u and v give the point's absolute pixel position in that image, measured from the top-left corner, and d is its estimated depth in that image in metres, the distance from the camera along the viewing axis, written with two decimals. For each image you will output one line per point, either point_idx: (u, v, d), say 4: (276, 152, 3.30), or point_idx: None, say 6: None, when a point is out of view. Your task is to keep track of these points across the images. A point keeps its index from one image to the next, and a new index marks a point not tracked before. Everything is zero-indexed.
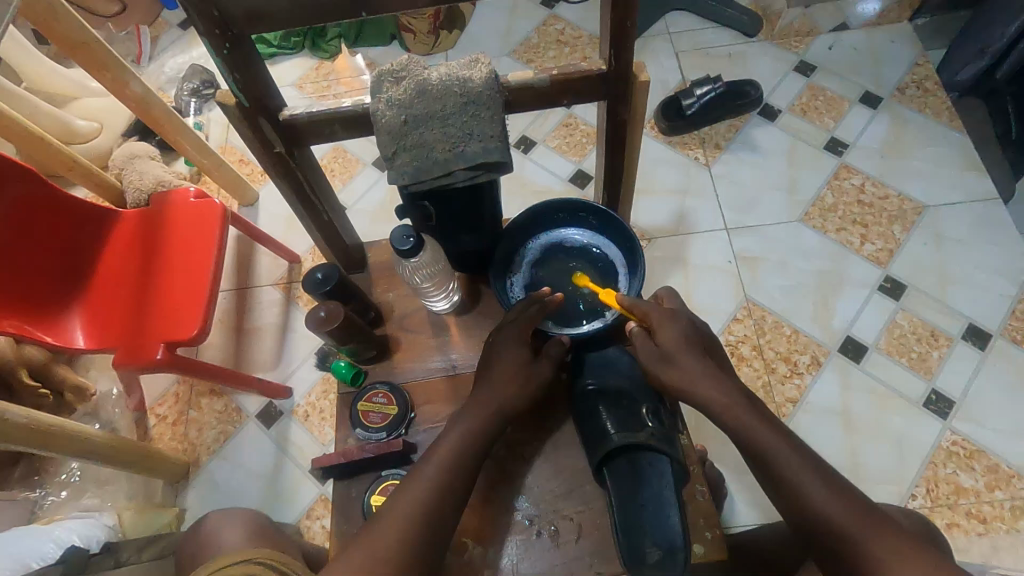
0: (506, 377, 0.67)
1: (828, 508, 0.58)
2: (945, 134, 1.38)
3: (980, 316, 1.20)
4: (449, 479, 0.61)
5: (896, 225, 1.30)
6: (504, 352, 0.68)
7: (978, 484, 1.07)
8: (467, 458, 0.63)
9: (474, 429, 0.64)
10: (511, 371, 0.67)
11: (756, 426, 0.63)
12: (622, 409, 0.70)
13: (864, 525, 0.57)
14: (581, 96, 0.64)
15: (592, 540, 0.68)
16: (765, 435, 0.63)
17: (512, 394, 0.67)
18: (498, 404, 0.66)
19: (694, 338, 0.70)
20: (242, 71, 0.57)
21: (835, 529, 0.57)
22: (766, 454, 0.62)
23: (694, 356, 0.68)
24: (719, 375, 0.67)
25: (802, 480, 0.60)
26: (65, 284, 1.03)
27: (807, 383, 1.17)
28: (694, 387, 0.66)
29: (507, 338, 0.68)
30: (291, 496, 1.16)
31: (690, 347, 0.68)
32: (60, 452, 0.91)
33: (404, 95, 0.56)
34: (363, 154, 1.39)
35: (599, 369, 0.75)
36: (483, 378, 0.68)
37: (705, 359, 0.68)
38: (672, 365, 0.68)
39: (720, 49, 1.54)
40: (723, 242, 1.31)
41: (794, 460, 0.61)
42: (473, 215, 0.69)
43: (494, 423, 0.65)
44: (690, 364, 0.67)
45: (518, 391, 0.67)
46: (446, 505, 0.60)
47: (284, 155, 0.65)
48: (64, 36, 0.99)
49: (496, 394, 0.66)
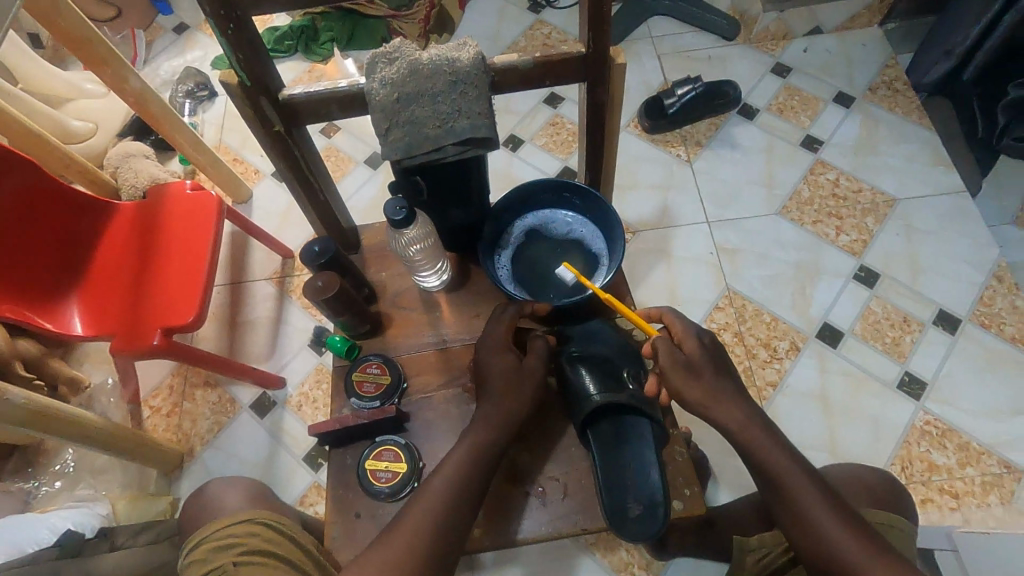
0: (506, 382, 0.69)
1: (824, 525, 0.61)
2: (915, 132, 1.45)
3: (949, 302, 1.25)
4: (457, 487, 0.63)
5: (869, 217, 1.35)
6: (493, 360, 0.70)
7: (950, 461, 1.11)
8: (472, 468, 0.64)
9: (476, 440, 0.66)
10: (509, 375, 0.69)
11: (741, 419, 0.67)
12: (604, 369, 0.72)
13: (855, 544, 0.60)
14: (563, 79, 0.68)
15: (577, 499, 0.71)
16: (759, 439, 0.66)
17: (512, 400, 0.68)
18: (502, 412, 0.68)
19: (712, 349, 0.72)
20: (245, 51, 0.61)
21: (826, 542, 0.61)
22: (763, 460, 0.66)
23: (713, 370, 0.69)
24: (724, 387, 0.69)
25: (804, 496, 0.63)
26: (65, 274, 1.05)
27: (786, 367, 1.21)
28: (700, 390, 0.68)
29: (492, 348, 0.71)
30: (286, 483, 1.18)
31: (709, 359, 0.70)
32: (59, 435, 0.93)
33: (397, 75, 0.60)
34: (355, 153, 1.43)
35: (582, 339, 0.76)
36: (484, 390, 0.69)
37: (713, 361, 0.70)
38: (688, 374, 0.69)
39: (700, 52, 1.61)
40: (705, 234, 1.36)
41: (795, 475, 0.64)
42: (463, 189, 0.72)
43: (500, 429, 0.67)
44: (697, 358, 0.69)
45: (520, 401, 0.69)
46: (455, 513, 0.62)
47: (283, 134, 0.69)
48: (66, 31, 1.02)
49: (498, 403, 0.68)
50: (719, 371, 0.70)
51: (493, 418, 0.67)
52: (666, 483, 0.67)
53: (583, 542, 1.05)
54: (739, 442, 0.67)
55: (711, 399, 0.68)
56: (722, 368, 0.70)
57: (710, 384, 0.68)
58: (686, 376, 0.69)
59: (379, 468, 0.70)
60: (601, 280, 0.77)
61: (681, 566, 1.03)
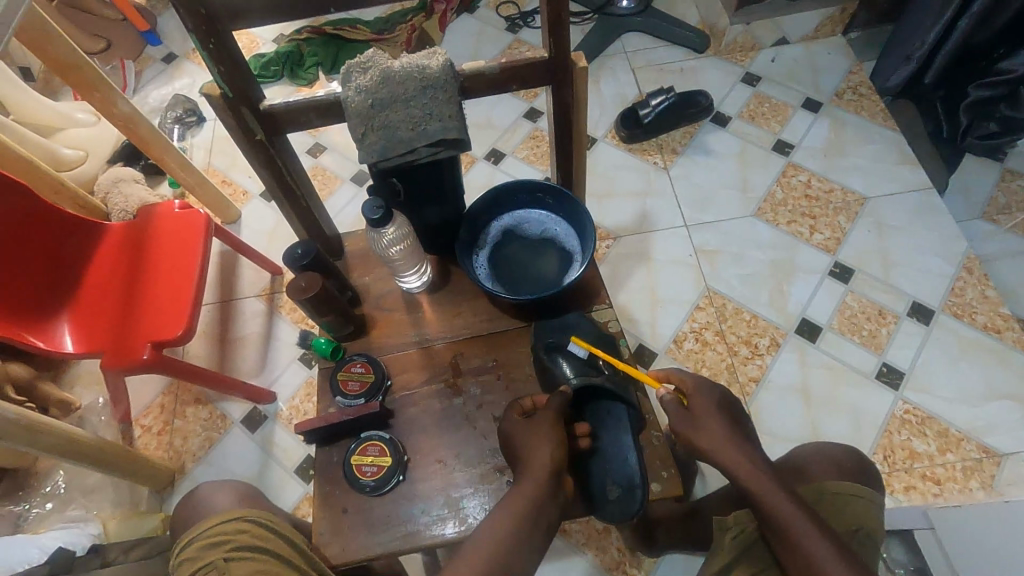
0: (530, 433, 0.68)
1: (791, 521, 0.64)
2: (881, 133, 1.50)
3: (922, 294, 1.29)
4: (509, 535, 0.61)
5: (841, 216, 1.40)
6: (520, 430, 0.69)
7: (931, 448, 1.13)
8: (523, 516, 0.62)
9: (524, 491, 0.64)
10: (527, 426, 0.69)
11: (710, 431, 0.72)
12: (581, 358, 0.75)
13: (817, 537, 0.63)
14: (528, 83, 0.71)
15: None
16: (732, 454, 0.70)
17: (545, 449, 0.66)
18: (541, 464, 0.65)
19: (724, 405, 0.76)
20: (227, 64, 0.64)
21: (789, 535, 0.64)
22: (733, 471, 0.69)
23: (720, 420, 0.74)
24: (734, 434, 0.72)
25: (768, 497, 0.66)
26: (55, 293, 1.07)
27: (767, 363, 1.24)
28: (710, 438, 0.72)
29: (511, 423, 0.70)
30: (278, 494, 1.18)
31: (718, 413, 0.74)
32: (51, 450, 0.94)
33: (370, 83, 0.63)
34: (341, 171, 1.47)
35: (558, 330, 0.78)
36: (519, 444, 0.68)
37: (720, 414, 0.74)
38: (698, 428, 0.73)
39: (673, 64, 1.67)
40: (684, 237, 1.40)
41: (775, 495, 0.66)
42: (438, 188, 0.75)
43: (544, 478, 0.64)
44: (705, 413, 0.74)
45: (556, 446, 0.66)
46: (511, 560, 0.60)
47: (265, 142, 0.72)
48: (56, 58, 1.06)
49: (537, 457, 0.66)
50: (726, 418, 0.75)
51: (537, 467, 0.65)
52: (643, 466, 0.70)
53: (574, 542, 1.06)
54: (736, 476, 0.69)
55: (719, 448, 0.71)
56: (734, 422, 0.75)
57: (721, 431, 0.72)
58: (694, 430, 0.73)
59: (364, 463, 0.71)
60: (575, 273, 0.79)
61: (672, 562, 1.03)
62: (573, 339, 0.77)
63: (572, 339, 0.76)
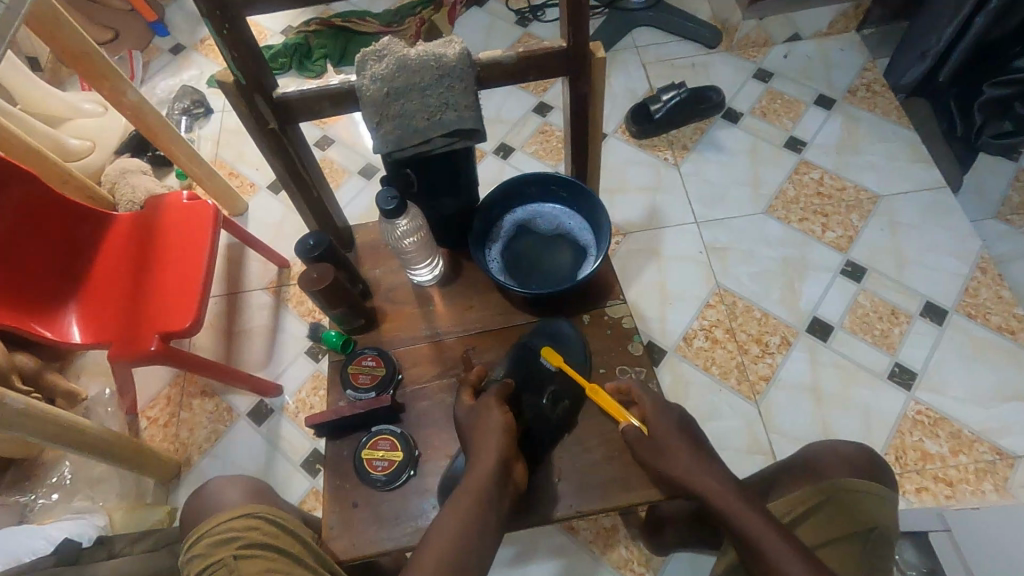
0: (481, 425, 0.67)
1: (767, 544, 0.60)
2: (895, 131, 1.48)
3: (936, 293, 1.27)
4: (472, 521, 0.60)
5: (854, 214, 1.38)
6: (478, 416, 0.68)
7: (943, 449, 1.12)
8: (482, 501, 0.62)
9: (482, 479, 0.63)
10: (477, 417, 0.68)
11: (676, 452, 0.68)
12: (522, 350, 0.77)
13: (797, 562, 0.59)
14: (545, 73, 0.70)
15: (572, 483, 0.72)
16: (701, 478, 0.66)
17: (493, 441, 0.65)
18: (488, 456, 0.64)
19: (685, 428, 0.71)
20: (240, 51, 0.64)
21: (768, 562, 0.60)
22: (704, 497, 0.66)
23: (682, 442, 0.69)
24: (703, 459, 0.68)
25: (743, 521, 0.62)
26: (63, 283, 1.06)
27: (778, 361, 1.23)
28: (675, 464, 0.68)
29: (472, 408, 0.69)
30: (284, 488, 1.18)
31: (680, 436, 0.69)
32: (56, 440, 0.93)
33: (386, 71, 0.62)
34: (350, 165, 1.46)
35: (547, 334, 0.78)
36: (469, 435, 0.67)
37: (684, 438, 0.69)
38: (663, 454, 0.68)
39: (683, 59, 1.65)
40: (694, 233, 1.39)
41: (749, 515, 0.62)
42: (453, 179, 0.74)
43: (492, 471, 0.64)
44: (667, 438, 0.69)
45: (507, 443, 0.66)
46: (469, 542, 0.59)
47: (277, 131, 0.71)
48: (65, 46, 1.05)
49: (484, 449, 0.65)
50: (693, 442, 0.70)
51: (489, 459, 0.64)
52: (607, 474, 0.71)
53: (582, 539, 1.05)
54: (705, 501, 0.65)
55: (685, 472, 0.67)
56: (699, 444, 0.70)
57: (684, 457, 0.68)
58: (657, 455, 0.68)
59: (375, 457, 0.71)
60: (589, 268, 0.78)
61: (680, 561, 1.03)
62: (550, 355, 0.76)
63: (544, 351, 0.76)
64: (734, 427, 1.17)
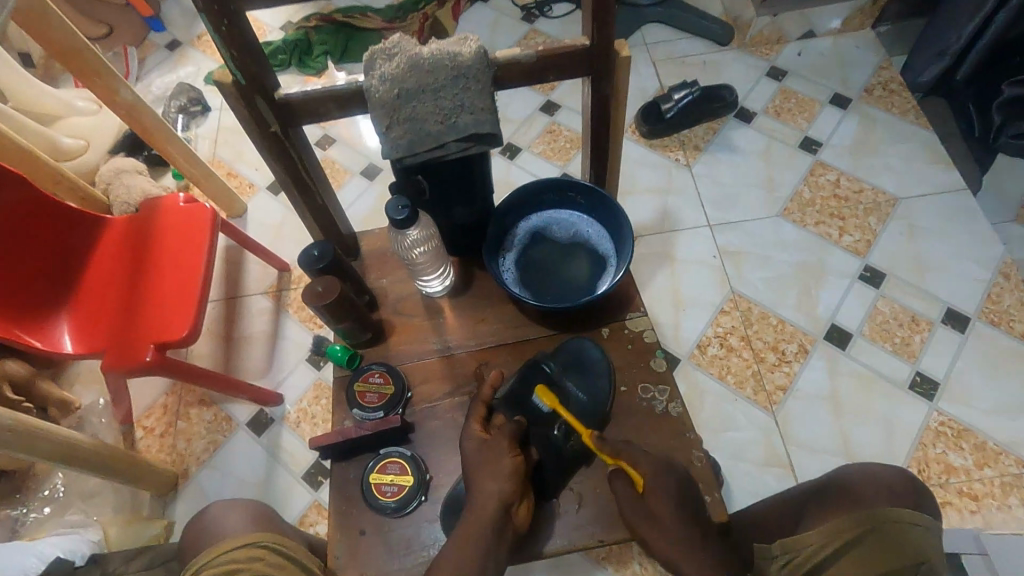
0: (484, 463, 0.64)
1: None
2: (913, 131, 1.44)
3: (957, 300, 1.24)
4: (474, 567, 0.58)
5: (872, 217, 1.34)
6: (481, 456, 0.64)
7: (967, 462, 1.08)
8: (484, 549, 0.59)
9: (477, 527, 0.60)
10: (481, 452, 0.65)
11: (669, 529, 0.63)
12: (535, 371, 0.72)
13: None
14: (566, 73, 0.66)
15: (593, 509, 0.68)
16: (693, 559, 0.62)
17: (494, 485, 0.62)
18: (488, 501, 0.62)
19: (682, 495, 0.64)
20: (240, 48, 0.59)
21: None
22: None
23: (678, 517, 0.63)
24: (693, 543, 0.63)
25: None
26: (54, 290, 1.02)
27: (795, 370, 1.19)
28: (666, 540, 0.63)
29: (473, 448, 0.65)
30: (285, 502, 1.14)
31: (676, 508, 0.63)
32: (48, 456, 0.89)
33: (397, 70, 0.58)
34: (352, 165, 1.42)
35: (572, 359, 0.73)
36: (473, 475, 0.64)
37: (681, 511, 0.63)
38: (657, 528, 0.63)
39: (694, 57, 1.61)
40: (707, 237, 1.35)
41: None
42: (467, 186, 0.70)
43: (491, 518, 0.61)
44: (661, 512, 0.63)
45: (514, 486, 0.63)
46: None
47: (279, 134, 0.67)
48: (55, 42, 1.01)
49: (483, 493, 0.62)
50: (689, 514, 0.63)
51: (489, 505, 0.61)
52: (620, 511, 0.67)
53: (595, 556, 1.01)
54: None
55: (677, 551, 0.63)
56: (694, 514, 0.64)
57: (676, 534, 0.63)
58: (650, 527, 0.63)
59: (384, 482, 0.67)
60: (609, 280, 0.74)
61: None
62: (539, 395, 0.69)
63: (537, 391, 0.69)
64: (751, 438, 1.13)
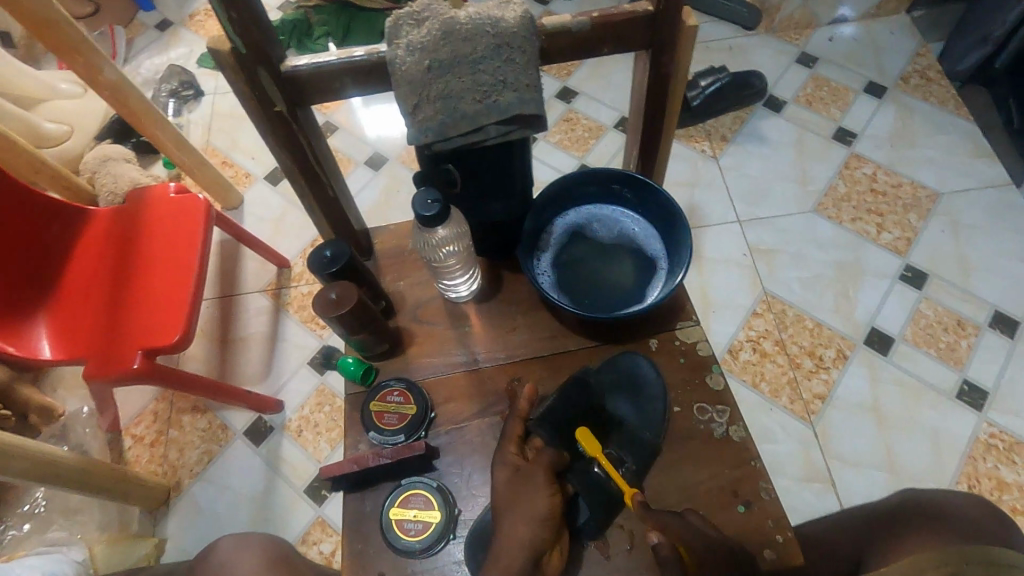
0: (515, 495, 0.56)
1: None
2: (953, 122, 1.36)
3: (1005, 303, 1.16)
4: None
5: (911, 214, 1.26)
6: (515, 489, 0.56)
7: (1021, 478, 1.01)
8: None
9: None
10: (512, 485, 0.57)
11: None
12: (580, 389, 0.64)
13: None
14: (621, 46, 0.58)
15: (647, 552, 0.60)
16: None
17: (524, 528, 0.54)
18: (517, 546, 0.54)
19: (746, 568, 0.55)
20: (241, 11, 0.50)
21: None
22: None
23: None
24: None
25: None
26: (31, 289, 0.92)
27: (834, 378, 1.11)
28: None
29: (503, 478, 0.57)
30: (286, 518, 1.05)
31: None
32: (24, 475, 0.80)
33: (427, 38, 0.50)
34: (355, 154, 1.32)
35: (622, 374, 0.66)
36: (505, 511, 0.56)
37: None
38: None
39: (719, 42, 1.51)
40: (736, 234, 1.26)
41: None
42: (503, 177, 0.62)
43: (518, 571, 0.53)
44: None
45: (547, 530, 0.55)
46: None
47: (286, 115, 0.58)
48: (30, 14, 0.90)
49: (510, 537, 0.54)
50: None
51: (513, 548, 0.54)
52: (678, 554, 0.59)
53: None
54: None
55: None
56: None
57: None
58: None
59: (405, 519, 0.59)
60: (660, 285, 0.67)
61: None
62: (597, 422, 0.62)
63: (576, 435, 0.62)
64: (789, 451, 1.06)
